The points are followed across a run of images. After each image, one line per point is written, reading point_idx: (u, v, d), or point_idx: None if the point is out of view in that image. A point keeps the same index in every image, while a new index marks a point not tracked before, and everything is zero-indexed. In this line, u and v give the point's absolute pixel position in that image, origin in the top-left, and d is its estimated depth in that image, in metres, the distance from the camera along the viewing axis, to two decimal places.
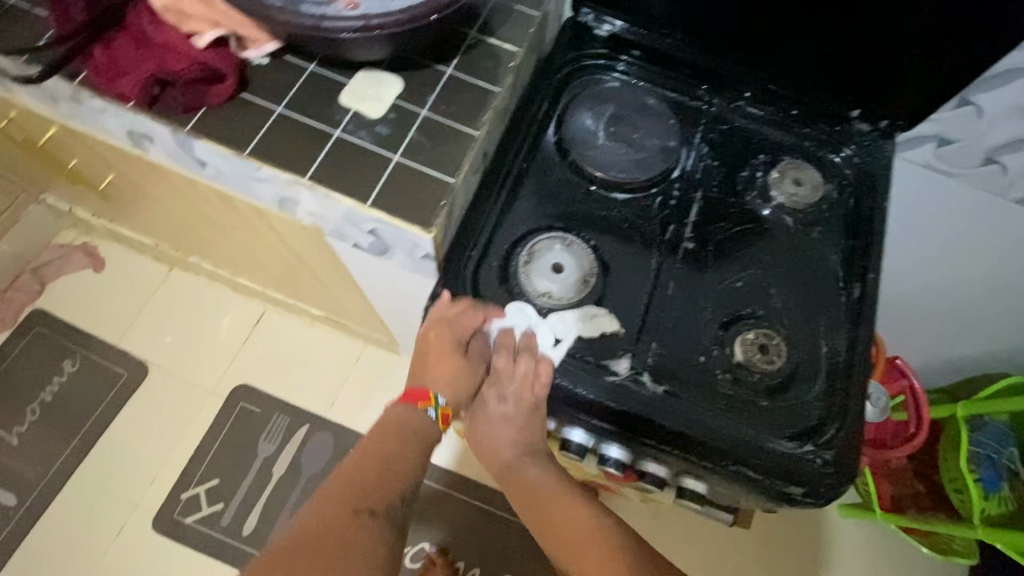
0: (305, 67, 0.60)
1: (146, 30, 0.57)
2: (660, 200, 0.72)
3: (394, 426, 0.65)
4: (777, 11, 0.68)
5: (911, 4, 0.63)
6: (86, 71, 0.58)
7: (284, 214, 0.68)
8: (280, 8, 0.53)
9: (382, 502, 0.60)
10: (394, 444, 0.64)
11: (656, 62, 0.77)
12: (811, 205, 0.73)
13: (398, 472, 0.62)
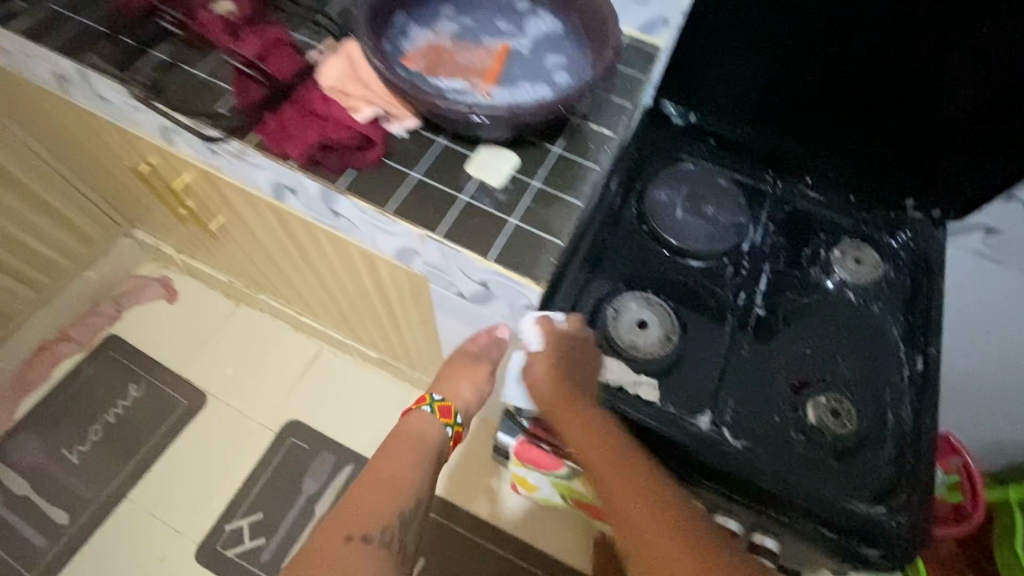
0: (437, 140, 0.70)
1: (312, 103, 0.68)
2: (732, 269, 0.79)
3: (405, 433, 0.70)
4: (836, 110, 0.79)
5: (955, 110, 0.73)
6: (258, 133, 0.68)
7: (397, 263, 0.77)
8: (434, 95, 0.64)
9: (377, 526, 0.60)
10: (398, 462, 0.66)
11: (724, 150, 0.87)
12: (872, 282, 0.79)
13: (396, 493, 0.63)
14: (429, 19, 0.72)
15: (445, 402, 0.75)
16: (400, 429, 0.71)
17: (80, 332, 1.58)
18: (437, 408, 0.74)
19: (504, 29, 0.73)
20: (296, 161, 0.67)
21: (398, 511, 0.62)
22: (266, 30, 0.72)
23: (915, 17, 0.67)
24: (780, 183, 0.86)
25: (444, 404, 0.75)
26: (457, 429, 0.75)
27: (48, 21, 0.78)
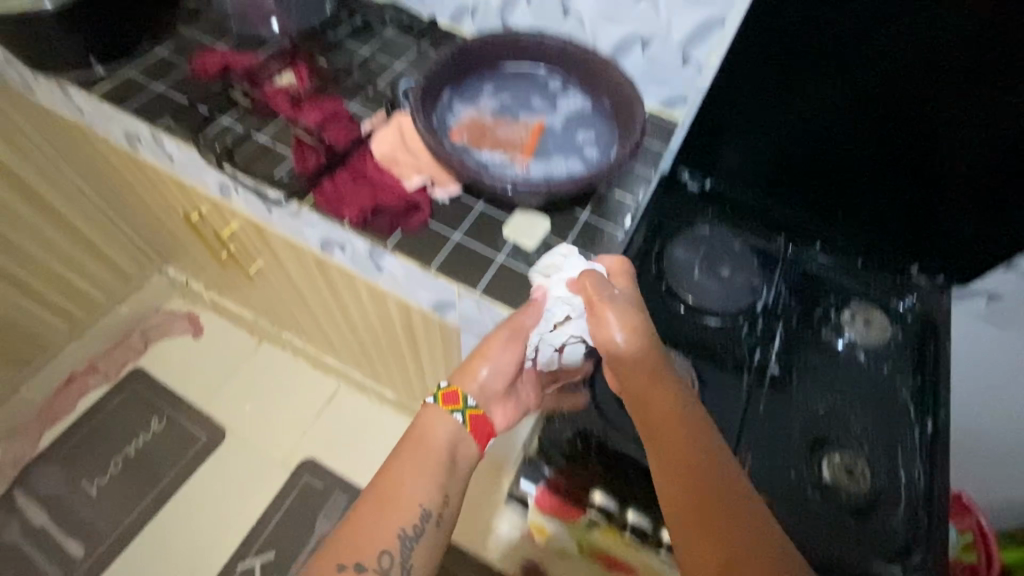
0: (476, 205, 0.77)
1: (366, 171, 0.75)
2: (748, 328, 0.83)
3: (415, 438, 0.62)
4: (844, 179, 0.85)
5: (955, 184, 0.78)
6: (314, 194, 0.74)
7: (433, 314, 0.82)
8: (477, 170, 0.71)
9: (373, 552, 0.56)
10: (399, 479, 0.59)
11: (739, 214, 0.93)
12: (881, 344, 0.84)
13: (395, 512, 0.58)
14: (473, 97, 0.81)
15: (450, 389, 0.65)
16: (409, 434, 0.63)
17: (107, 365, 1.63)
18: (441, 395, 0.65)
19: (539, 108, 0.81)
20: (349, 220, 0.73)
21: (397, 541, 0.57)
22: (327, 104, 0.81)
23: (918, 108, 0.74)
24: (793, 247, 0.92)
25: (451, 391, 0.65)
26: (470, 414, 0.65)
27: (125, 86, 0.85)
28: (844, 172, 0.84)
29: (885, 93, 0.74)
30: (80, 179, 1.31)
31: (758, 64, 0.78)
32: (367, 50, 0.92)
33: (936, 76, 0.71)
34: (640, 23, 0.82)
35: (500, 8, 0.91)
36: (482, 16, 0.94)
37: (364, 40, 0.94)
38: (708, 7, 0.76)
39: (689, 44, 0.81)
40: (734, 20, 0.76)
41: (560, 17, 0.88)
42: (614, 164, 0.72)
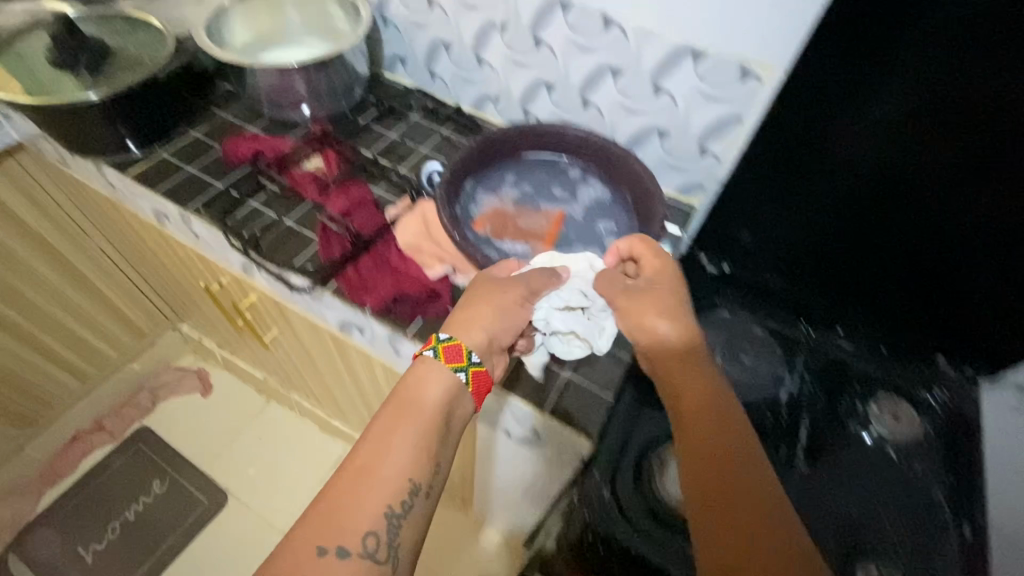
0: None
1: (389, 257, 0.76)
2: (772, 419, 0.81)
3: (402, 398, 0.57)
4: (858, 273, 0.83)
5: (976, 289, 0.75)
6: (337, 280, 0.75)
7: None
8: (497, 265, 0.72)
9: (354, 528, 0.51)
10: (382, 444, 0.55)
11: (758, 300, 0.93)
12: (910, 441, 0.81)
13: (378, 479, 0.53)
14: (496, 186, 0.83)
15: (452, 343, 0.61)
16: (396, 394, 0.58)
17: (114, 423, 1.62)
18: (442, 349, 0.60)
19: (559, 197, 0.83)
20: (370, 308, 0.73)
21: (382, 514, 0.52)
22: (353, 188, 0.83)
23: (931, 219, 0.71)
24: (814, 334, 0.91)
25: (453, 344, 0.61)
26: (473, 371, 0.60)
27: (159, 168, 0.88)
28: (857, 267, 0.82)
29: (896, 202, 0.72)
30: (106, 244, 1.34)
31: (769, 162, 0.77)
32: (394, 136, 0.97)
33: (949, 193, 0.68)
34: (658, 116, 0.84)
35: (521, 97, 0.95)
36: (504, 104, 0.98)
37: (390, 127, 0.98)
38: (725, 105, 0.78)
39: (705, 138, 0.83)
40: (750, 119, 0.77)
41: (580, 108, 0.90)
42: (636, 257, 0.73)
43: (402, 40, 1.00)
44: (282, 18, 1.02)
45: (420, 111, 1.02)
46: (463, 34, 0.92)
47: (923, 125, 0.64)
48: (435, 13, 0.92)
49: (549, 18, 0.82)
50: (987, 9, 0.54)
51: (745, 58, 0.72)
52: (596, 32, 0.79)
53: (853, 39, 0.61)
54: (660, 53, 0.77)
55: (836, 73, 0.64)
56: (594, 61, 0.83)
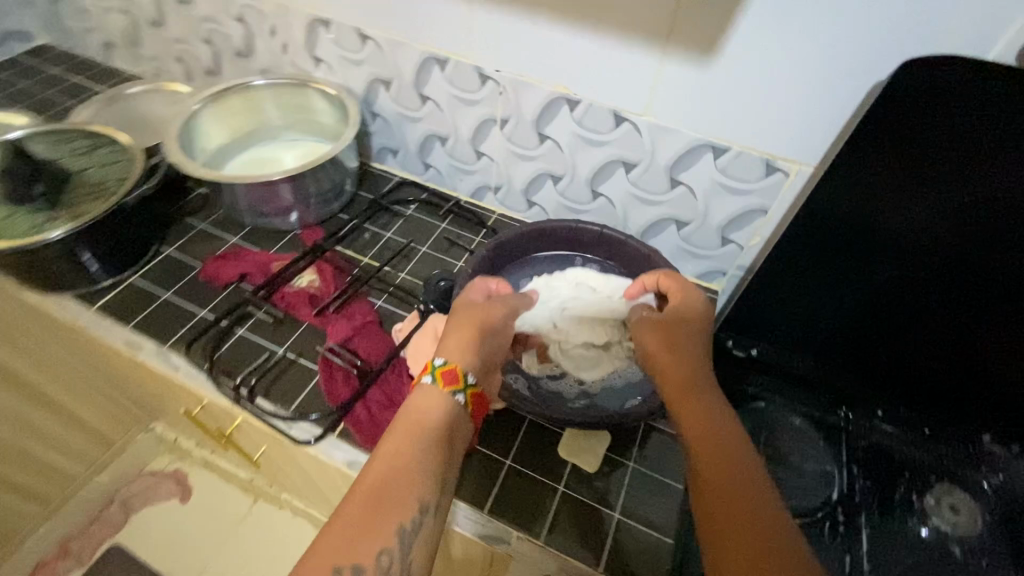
0: (523, 421, 0.70)
1: (403, 392, 0.68)
2: (829, 526, 0.75)
3: (409, 416, 0.51)
4: (887, 356, 0.81)
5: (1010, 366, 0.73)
6: (347, 422, 0.66)
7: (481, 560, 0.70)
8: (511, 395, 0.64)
9: (365, 555, 0.43)
10: (390, 462, 0.47)
11: (790, 384, 0.88)
12: (974, 535, 0.76)
13: (390, 500, 0.45)
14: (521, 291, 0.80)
15: (449, 367, 0.54)
16: (403, 414, 0.51)
17: (82, 545, 1.30)
18: (440, 373, 0.53)
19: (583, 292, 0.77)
20: None
21: (395, 535, 0.44)
22: (357, 307, 0.76)
23: (959, 301, 0.71)
24: (853, 418, 0.86)
25: (449, 367, 0.54)
26: (472, 393, 0.54)
27: (130, 297, 0.78)
28: (886, 350, 0.81)
29: (922, 291, 0.71)
30: None
31: (808, 261, 0.74)
32: (391, 237, 0.90)
33: (978, 279, 0.67)
34: (675, 207, 0.80)
35: (524, 187, 0.90)
36: (506, 194, 0.92)
37: (387, 228, 0.92)
38: (748, 197, 0.74)
39: (727, 227, 0.79)
40: (776, 210, 0.73)
41: (589, 199, 0.85)
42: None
43: (392, 132, 0.94)
44: (262, 113, 0.95)
45: (415, 205, 0.95)
46: (460, 127, 0.86)
47: (962, 228, 0.63)
48: (427, 107, 0.87)
49: (553, 114, 0.77)
50: (1001, 121, 0.54)
51: (770, 154, 0.68)
52: (606, 128, 0.75)
53: (885, 152, 0.60)
54: (676, 149, 0.73)
55: (868, 183, 0.63)
56: (604, 154, 0.78)
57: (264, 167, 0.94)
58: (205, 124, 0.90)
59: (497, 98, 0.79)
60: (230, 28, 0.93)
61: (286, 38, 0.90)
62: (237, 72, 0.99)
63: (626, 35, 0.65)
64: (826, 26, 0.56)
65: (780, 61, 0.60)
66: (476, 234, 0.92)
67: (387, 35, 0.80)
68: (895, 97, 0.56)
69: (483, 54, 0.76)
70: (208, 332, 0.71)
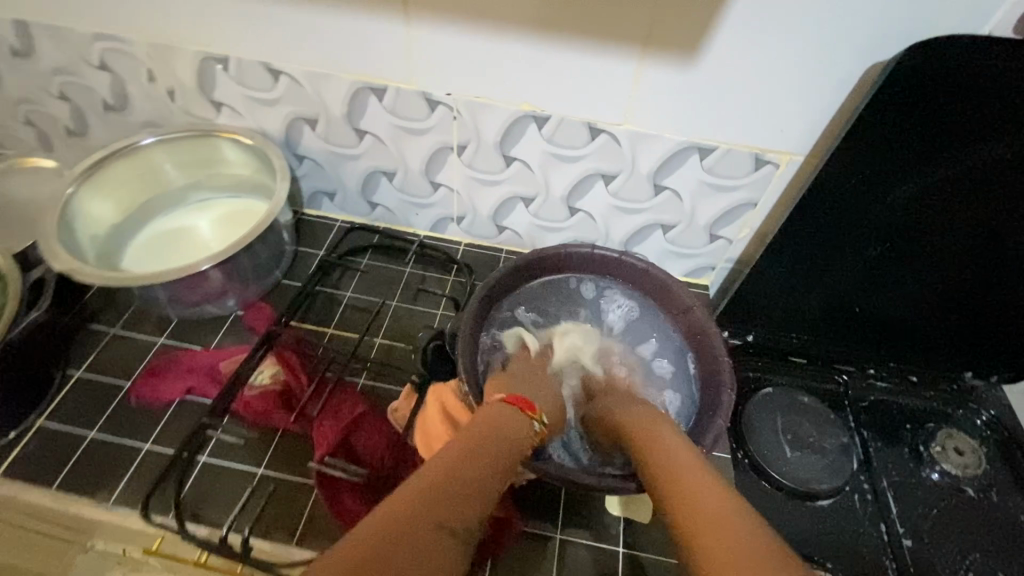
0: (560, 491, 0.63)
1: None
2: (859, 496, 0.77)
3: (485, 425, 0.52)
4: (877, 321, 0.83)
5: (989, 309, 0.78)
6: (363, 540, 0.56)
7: None
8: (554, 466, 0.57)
9: (420, 524, 0.39)
10: (462, 453, 0.47)
11: (788, 363, 0.88)
12: (979, 472, 0.81)
13: (458, 482, 0.44)
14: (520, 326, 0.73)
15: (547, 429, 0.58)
16: (480, 417, 0.53)
17: None
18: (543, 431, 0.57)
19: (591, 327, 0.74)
20: None
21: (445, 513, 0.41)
22: (340, 399, 0.65)
23: (946, 259, 0.73)
24: (851, 381, 0.88)
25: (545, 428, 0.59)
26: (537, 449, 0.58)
27: (44, 447, 0.61)
28: (875, 316, 0.82)
29: (910, 255, 0.73)
30: None
31: (805, 247, 0.73)
32: (352, 296, 0.78)
33: (963, 239, 0.70)
34: (661, 213, 0.75)
35: (492, 213, 0.81)
36: (471, 222, 0.83)
37: (343, 287, 0.79)
38: (737, 194, 0.70)
39: (715, 225, 0.75)
40: (765, 202, 0.71)
41: (566, 217, 0.79)
42: (720, 394, 0.64)
43: (325, 174, 0.81)
44: (159, 176, 0.78)
45: (369, 252, 0.84)
46: (409, 160, 0.75)
47: (952, 195, 0.65)
48: (367, 142, 0.74)
49: (520, 134, 0.69)
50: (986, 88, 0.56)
51: (758, 148, 0.65)
52: (582, 142, 0.68)
53: (884, 134, 0.59)
54: (660, 155, 0.68)
55: (869, 166, 0.63)
56: (580, 169, 0.71)
57: (176, 244, 0.78)
58: (89, 206, 0.72)
59: (451, 123, 0.69)
60: (92, 78, 0.74)
61: (171, 83, 0.73)
62: (112, 130, 0.80)
63: (602, 41, 0.59)
64: (819, 13, 0.54)
65: (773, 54, 0.57)
66: (447, 272, 0.82)
67: (306, 67, 0.67)
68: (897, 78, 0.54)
69: (430, 78, 0.65)
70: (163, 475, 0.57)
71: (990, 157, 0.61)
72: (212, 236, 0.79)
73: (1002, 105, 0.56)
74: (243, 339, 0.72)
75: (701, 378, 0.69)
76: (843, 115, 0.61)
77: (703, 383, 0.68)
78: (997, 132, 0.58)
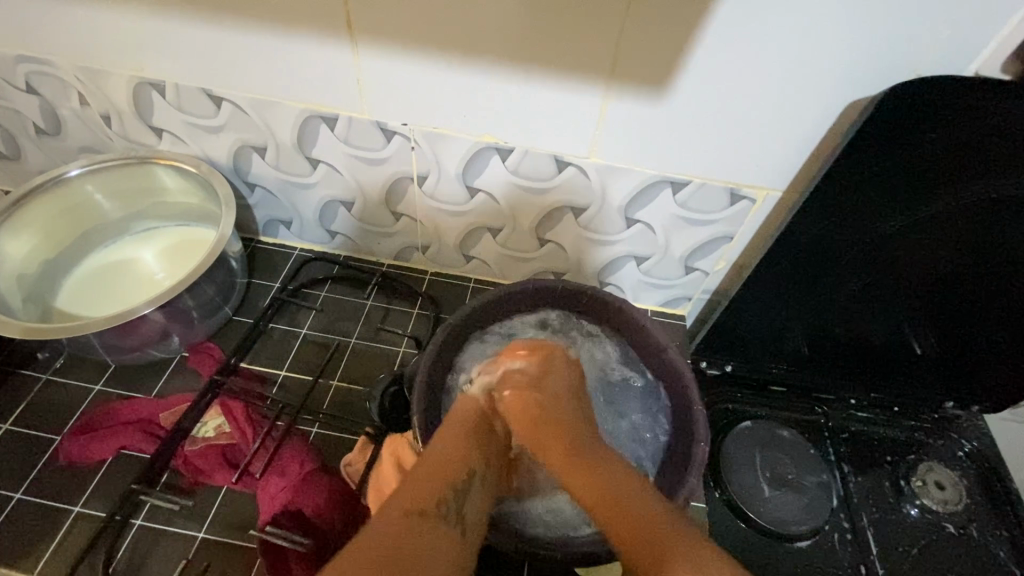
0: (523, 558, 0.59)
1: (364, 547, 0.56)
2: (839, 536, 0.74)
3: (460, 424, 0.52)
4: (856, 351, 0.80)
5: (975, 343, 0.74)
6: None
7: None
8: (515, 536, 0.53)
9: (436, 500, 0.41)
10: (460, 438, 0.50)
11: (767, 393, 0.84)
12: (959, 507, 0.79)
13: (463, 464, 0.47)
14: None
15: None
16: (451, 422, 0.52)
17: None
18: None
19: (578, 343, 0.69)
20: None
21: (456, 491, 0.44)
22: (289, 455, 0.61)
23: (929, 290, 0.70)
24: (830, 411, 0.84)
25: None
26: None
27: None
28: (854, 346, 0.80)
29: (892, 283, 0.69)
30: None
31: (784, 280, 0.69)
32: (309, 333, 0.73)
33: (946, 272, 0.67)
34: (634, 245, 0.71)
35: (458, 243, 0.76)
36: (437, 251, 0.78)
37: (298, 323, 0.74)
38: (713, 227, 0.67)
39: (691, 257, 0.72)
40: (743, 235, 0.68)
41: (535, 246, 0.74)
42: (694, 448, 0.59)
43: (279, 202, 0.75)
44: (96, 207, 0.73)
45: (329, 283, 0.78)
46: (366, 189, 0.71)
47: (934, 231, 0.62)
48: (320, 171, 0.69)
49: (482, 166, 0.65)
50: (971, 125, 0.52)
51: (734, 183, 0.62)
52: (547, 175, 0.64)
53: (862, 174, 0.57)
54: (632, 188, 0.64)
55: (850, 203, 0.59)
56: (548, 202, 0.67)
57: (119, 278, 0.74)
58: (17, 245, 0.68)
59: (408, 154, 0.65)
60: (20, 102, 0.68)
61: (105, 108, 0.67)
62: (47, 155, 0.74)
63: (564, 74, 0.55)
64: (795, 49, 0.50)
65: (747, 91, 0.54)
66: (412, 305, 0.77)
67: (249, 94, 0.62)
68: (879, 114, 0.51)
69: (384, 108, 0.61)
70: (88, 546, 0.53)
71: (970, 197, 0.58)
72: (156, 267, 0.75)
73: (982, 146, 0.53)
74: (188, 385, 0.67)
75: (677, 427, 0.64)
76: (821, 151, 0.58)
77: (677, 429, 0.64)
78: (978, 172, 0.56)
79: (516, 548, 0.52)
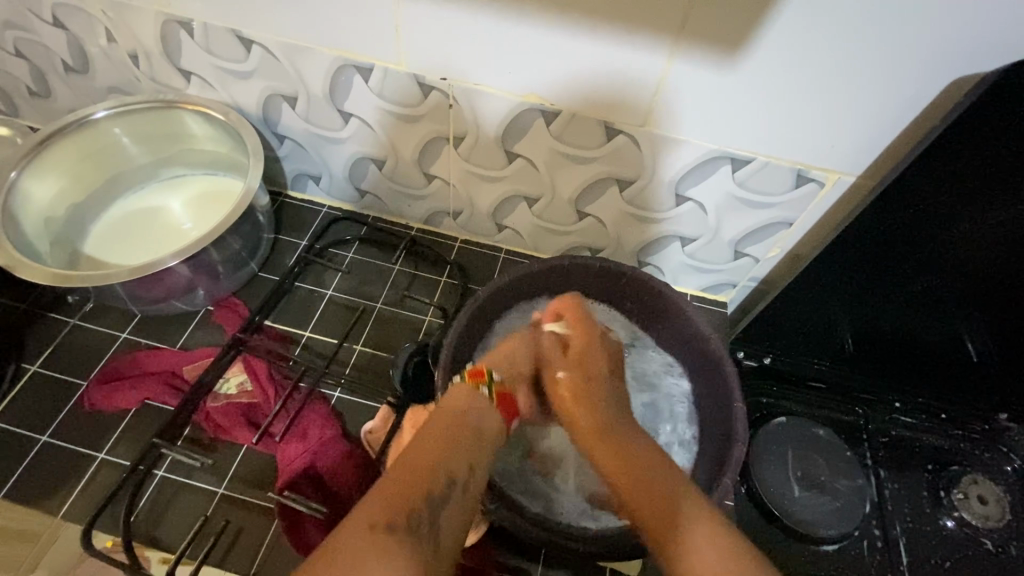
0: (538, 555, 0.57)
1: None
2: (868, 543, 0.67)
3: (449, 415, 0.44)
4: (912, 355, 0.71)
5: None
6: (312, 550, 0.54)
7: None
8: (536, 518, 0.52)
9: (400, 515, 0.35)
10: (439, 442, 0.41)
11: (806, 389, 0.74)
12: (1002, 523, 0.69)
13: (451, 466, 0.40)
14: None
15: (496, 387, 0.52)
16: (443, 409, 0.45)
17: None
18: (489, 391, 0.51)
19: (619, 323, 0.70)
20: None
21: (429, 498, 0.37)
22: (311, 420, 0.60)
23: (1006, 293, 0.61)
24: (870, 413, 0.74)
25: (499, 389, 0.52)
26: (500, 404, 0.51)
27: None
28: (911, 354, 0.71)
29: (960, 280, 0.61)
30: None
31: (842, 270, 0.62)
32: (334, 294, 0.71)
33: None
34: (680, 224, 0.66)
35: (492, 210, 0.72)
36: (468, 218, 0.74)
37: (324, 284, 0.72)
38: (770, 211, 0.62)
39: (742, 240, 0.66)
40: (802, 223, 0.62)
41: (572, 219, 0.69)
42: (730, 447, 0.56)
43: (309, 156, 0.72)
44: (124, 150, 0.72)
45: (355, 244, 0.76)
46: (398, 147, 0.66)
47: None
48: (352, 126, 0.65)
49: (523, 129, 0.60)
50: None
51: (801, 164, 0.56)
52: (594, 142, 0.59)
53: (952, 167, 0.51)
54: (686, 161, 0.58)
55: (937, 194, 0.53)
56: (592, 171, 0.62)
57: (146, 224, 0.73)
58: (47, 185, 0.67)
59: (446, 111, 0.60)
60: (48, 36, 0.65)
61: (132, 47, 0.64)
62: (76, 94, 0.72)
63: (626, 31, 0.49)
64: (897, 14, 0.44)
65: (836, 62, 0.48)
66: (440, 273, 0.74)
67: (280, 37, 0.58)
68: (989, 95, 0.45)
69: (423, 62, 0.56)
70: (110, 495, 0.53)
71: None
72: (183, 216, 0.74)
73: None
74: (212, 339, 0.66)
75: (714, 424, 0.61)
76: (914, 131, 0.52)
77: (715, 425, 0.61)
78: None
79: (535, 533, 0.51)
